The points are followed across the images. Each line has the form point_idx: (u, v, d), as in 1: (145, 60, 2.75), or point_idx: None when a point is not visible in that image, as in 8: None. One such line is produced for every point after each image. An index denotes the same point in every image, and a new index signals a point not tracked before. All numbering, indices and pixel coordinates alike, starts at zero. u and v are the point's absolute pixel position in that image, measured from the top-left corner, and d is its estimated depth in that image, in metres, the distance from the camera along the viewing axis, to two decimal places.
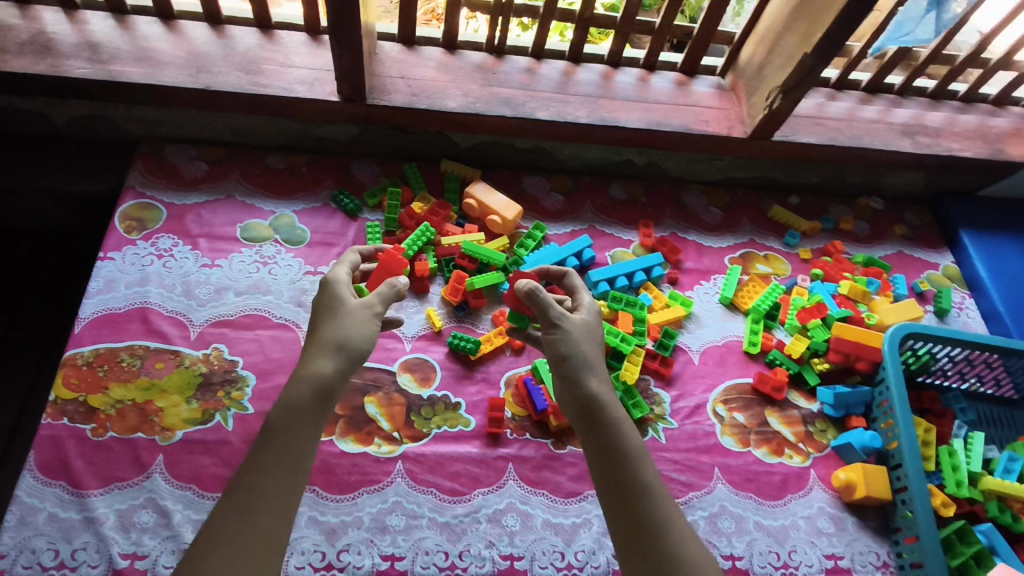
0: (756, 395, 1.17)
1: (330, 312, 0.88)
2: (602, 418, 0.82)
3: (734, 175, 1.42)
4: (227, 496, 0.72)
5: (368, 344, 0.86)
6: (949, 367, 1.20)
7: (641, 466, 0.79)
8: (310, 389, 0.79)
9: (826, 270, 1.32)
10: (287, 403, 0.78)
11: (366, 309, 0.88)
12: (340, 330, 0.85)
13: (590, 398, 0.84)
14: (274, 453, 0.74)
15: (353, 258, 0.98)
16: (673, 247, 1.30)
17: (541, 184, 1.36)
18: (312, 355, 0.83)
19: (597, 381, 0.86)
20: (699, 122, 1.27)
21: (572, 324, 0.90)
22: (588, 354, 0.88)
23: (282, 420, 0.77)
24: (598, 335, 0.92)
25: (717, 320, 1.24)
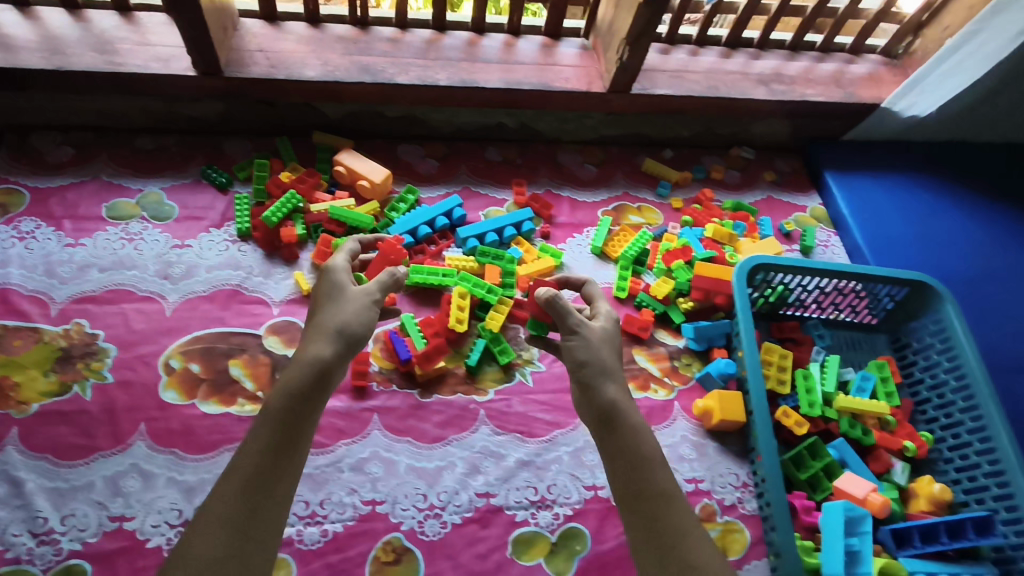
0: (624, 336, 1.21)
1: (332, 300, 0.89)
2: (622, 419, 0.83)
3: (606, 133, 1.47)
4: (225, 483, 0.71)
5: (364, 332, 0.86)
6: (806, 297, 1.26)
7: (661, 474, 0.79)
8: (310, 376, 0.78)
9: (696, 217, 1.38)
10: (287, 388, 0.78)
11: (366, 295, 0.90)
12: (337, 316, 0.86)
13: (611, 401, 0.84)
14: (260, 440, 0.74)
15: (349, 246, 1.02)
16: (545, 203, 1.35)
17: (416, 151, 1.40)
18: (312, 340, 0.84)
19: (615, 387, 0.85)
20: (559, 80, 1.33)
21: (591, 329, 0.91)
22: (607, 361, 0.88)
23: (281, 409, 0.76)
24: (615, 341, 0.93)
25: (588, 269, 1.28)
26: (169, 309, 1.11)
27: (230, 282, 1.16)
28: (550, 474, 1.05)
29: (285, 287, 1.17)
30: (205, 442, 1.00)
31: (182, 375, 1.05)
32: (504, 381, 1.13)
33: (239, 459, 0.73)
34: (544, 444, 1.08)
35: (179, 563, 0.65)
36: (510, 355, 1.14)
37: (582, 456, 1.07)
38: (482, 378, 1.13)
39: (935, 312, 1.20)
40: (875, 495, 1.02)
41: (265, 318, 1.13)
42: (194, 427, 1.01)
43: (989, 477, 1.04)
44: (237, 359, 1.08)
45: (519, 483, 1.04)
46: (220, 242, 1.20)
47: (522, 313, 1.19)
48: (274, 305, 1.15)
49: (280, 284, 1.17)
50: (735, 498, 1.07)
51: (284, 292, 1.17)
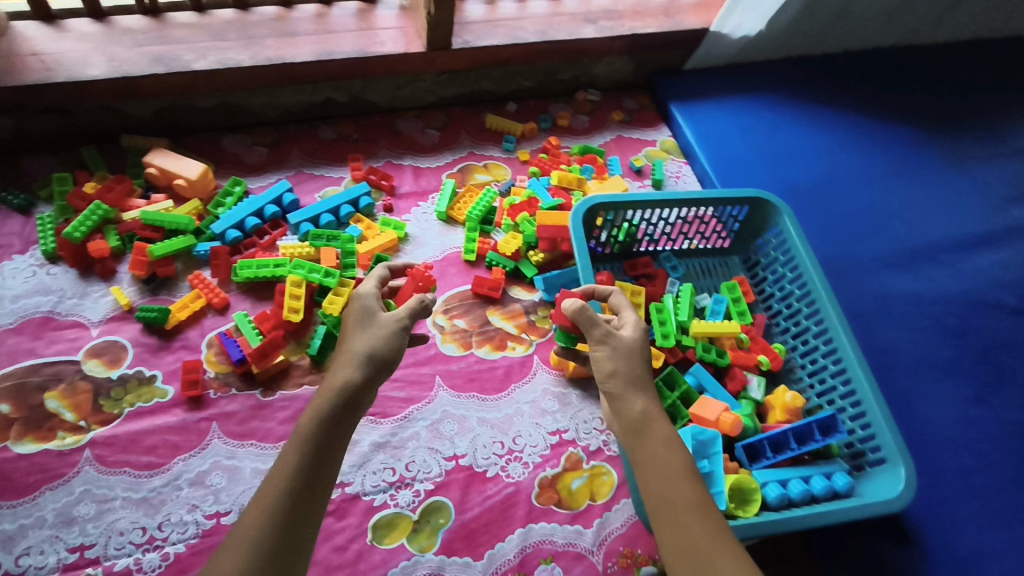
0: (478, 299, 1.19)
1: (360, 325, 0.88)
2: (651, 428, 0.82)
3: (445, 95, 1.42)
4: (254, 508, 0.71)
5: (388, 362, 0.84)
6: (655, 232, 1.27)
7: (686, 485, 0.77)
8: (335, 404, 0.78)
9: (542, 167, 1.37)
10: (317, 413, 0.78)
11: (395, 321, 0.88)
12: (367, 343, 0.84)
13: (637, 411, 0.83)
14: (289, 464, 0.73)
15: (381, 272, 0.97)
16: (384, 174, 1.31)
17: (242, 140, 1.31)
18: (340, 365, 0.84)
19: (643, 398, 0.84)
20: (374, 44, 1.26)
21: (621, 340, 0.87)
22: (639, 373, 0.86)
23: (313, 436, 0.76)
24: (641, 348, 0.88)
25: (436, 237, 1.25)
26: None
27: (40, 310, 1.06)
28: (407, 452, 1.03)
29: (103, 305, 1.08)
30: (22, 485, 0.91)
31: None
32: None
33: (270, 482, 0.73)
34: (399, 422, 1.05)
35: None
36: None
37: (440, 427, 1.06)
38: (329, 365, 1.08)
39: (775, 226, 1.23)
40: (727, 414, 1.03)
41: (83, 342, 1.05)
42: (8, 472, 0.92)
43: (835, 377, 1.08)
44: (53, 390, 0.99)
45: (376, 466, 1.01)
46: (24, 269, 1.10)
47: None
48: (93, 326, 1.06)
49: (98, 303, 1.09)
50: (599, 442, 1.07)
51: (103, 311, 1.08)
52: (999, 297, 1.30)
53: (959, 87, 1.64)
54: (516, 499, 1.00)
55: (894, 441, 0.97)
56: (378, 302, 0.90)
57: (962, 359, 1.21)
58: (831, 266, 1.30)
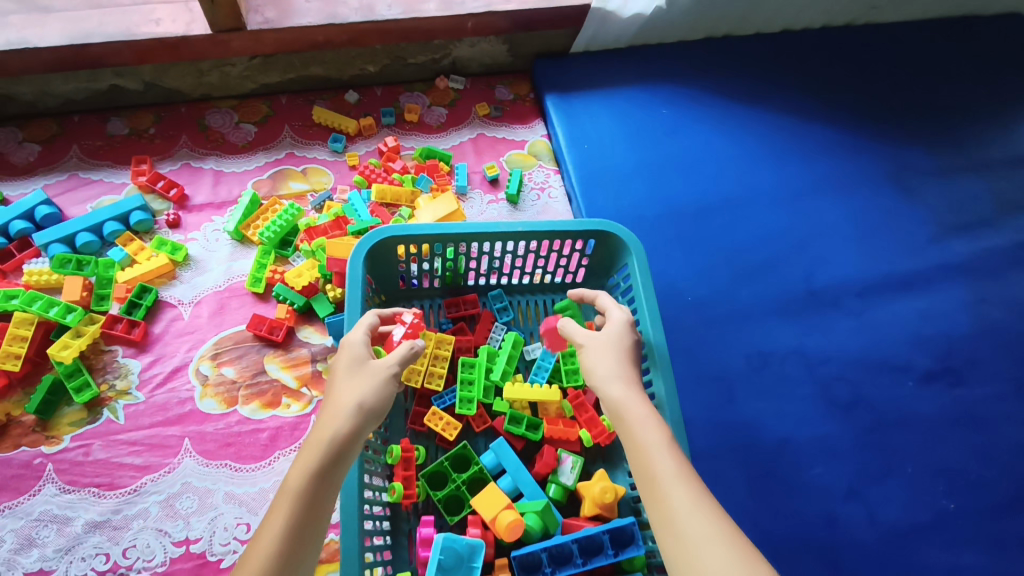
0: (257, 342, 1.01)
1: (346, 372, 0.67)
2: (630, 410, 0.65)
3: (267, 81, 1.19)
4: None
5: (381, 415, 0.65)
6: (484, 265, 1.04)
7: (663, 457, 0.59)
8: (317, 463, 0.59)
9: (370, 176, 1.13)
10: (303, 473, 0.58)
11: (385, 369, 0.68)
12: (357, 391, 0.65)
13: (610, 399, 0.67)
14: (274, 533, 0.54)
15: (370, 319, 0.76)
16: (170, 182, 1.09)
17: (12, 135, 1.12)
18: (320, 421, 0.63)
19: (623, 386, 0.67)
20: (146, 23, 1.05)
21: (598, 338, 0.73)
22: (622, 364, 0.70)
23: (301, 498, 0.56)
24: (628, 342, 0.74)
25: (223, 262, 1.06)
26: None
27: None
28: (129, 534, 0.87)
29: None
30: None
31: None
32: (88, 421, 0.93)
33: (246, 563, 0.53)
34: (126, 497, 0.89)
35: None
36: (90, 389, 0.93)
37: (175, 504, 0.89)
38: (56, 423, 0.93)
39: (624, 266, 0.99)
40: (507, 512, 0.84)
41: None
42: None
43: None
44: None
45: (86, 551, 0.85)
46: None
47: (117, 332, 0.98)
48: None
49: None
50: None
51: None
52: (909, 359, 1.08)
53: (905, 84, 1.37)
54: None
55: (677, 435, 0.82)
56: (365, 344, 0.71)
57: (842, 439, 1.00)
58: (704, 311, 1.07)
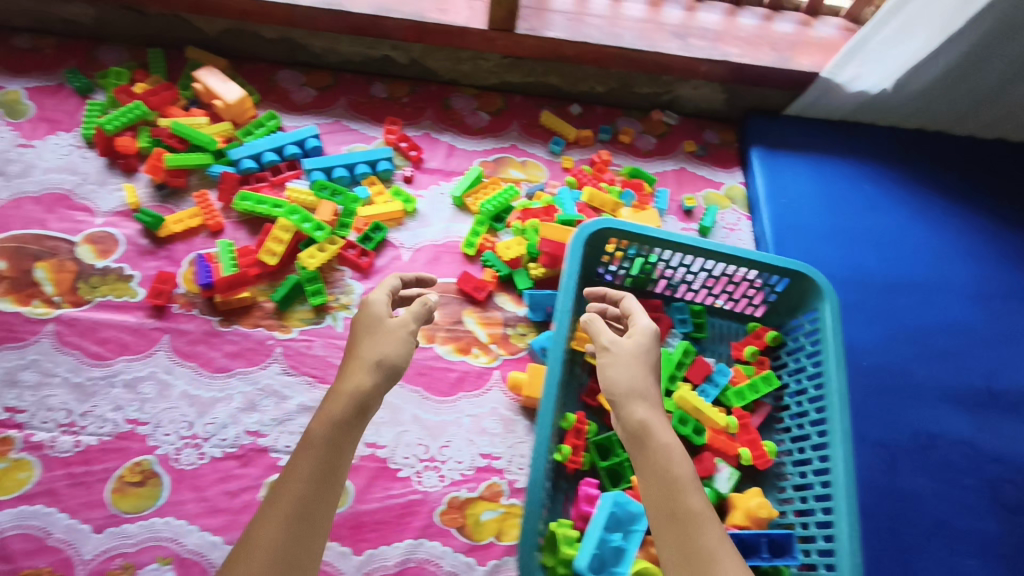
0: (460, 295, 1.12)
1: (368, 330, 0.83)
2: (652, 436, 0.75)
3: (509, 79, 1.34)
4: (267, 514, 0.67)
5: (399, 370, 0.80)
6: (674, 275, 1.12)
7: (691, 492, 0.70)
8: (346, 409, 0.74)
9: (580, 179, 1.25)
10: (328, 417, 0.74)
11: (403, 327, 0.83)
12: (379, 350, 0.80)
13: (641, 417, 0.76)
14: (302, 464, 0.70)
15: (391, 283, 0.92)
16: (414, 145, 1.25)
17: (295, 78, 1.31)
18: (349, 372, 0.78)
19: (646, 407, 0.77)
20: (434, 11, 1.22)
21: (624, 346, 0.82)
22: (643, 381, 0.79)
23: (325, 441, 0.72)
24: (652, 354, 0.83)
25: (443, 221, 1.19)
26: None
27: (62, 186, 1.13)
28: None
29: (115, 198, 1.13)
30: None
31: None
32: (313, 322, 1.08)
33: (281, 494, 0.68)
34: None
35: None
36: (323, 296, 1.08)
37: None
38: (290, 315, 1.07)
39: (813, 310, 1.05)
40: None
41: (85, 227, 1.10)
42: None
43: (818, 501, 0.93)
44: (45, 262, 1.06)
45: (294, 427, 0.99)
46: (65, 146, 1.17)
47: (352, 256, 1.12)
48: (99, 215, 1.12)
49: (110, 195, 1.14)
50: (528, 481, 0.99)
51: (112, 203, 1.13)
52: None
53: None
54: (418, 508, 0.96)
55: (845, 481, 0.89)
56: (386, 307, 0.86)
57: (1004, 539, 0.99)
58: (878, 378, 1.09)
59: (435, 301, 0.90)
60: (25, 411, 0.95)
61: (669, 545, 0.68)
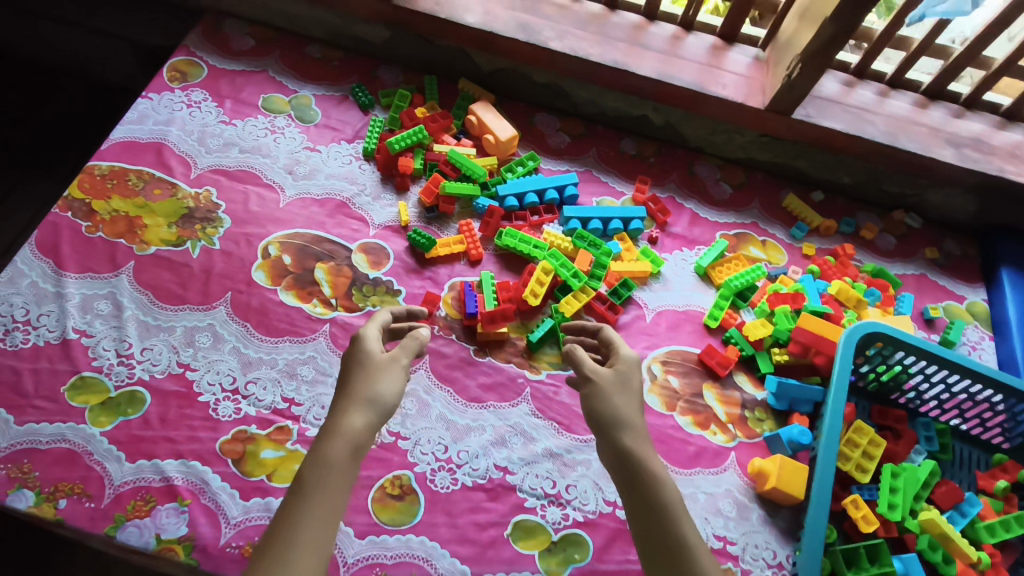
0: (700, 367, 1.12)
1: (358, 367, 0.83)
2: (641, 465, 0.77)
3: (756, 156, 1.35)
4: (260, 551, 0.63)
5: (391, 397, 0.80)
6: (926, 389, 1.09)
7: (682, 516, 0.73)
8: (344, 449, 0.72)
9: (824, 269, 1.24)
10: (322, 453, 0.72)
11: (396, 361, 0.84)
12: (372, 387, 0.80)
13: (629, 447, 0.79)
14: (290, 503, 0.67)
15: (383, 318, 0.93)
16: (663, 208, 1.28)
17: (551, 122, 1.37)
18: (341, 409, 0.77)
19: (634, 436, 0.80)
20: (716, 84, 1.24)
21: (605, 375, 0.87)
22: (630, 410, 0.83)
23: (316, 479, 0.69)
24: (635, 383, 0.88)
25: (686, 288, 1.21)
26: (283, 201, 1.19)
27: (342, 194, 1.21)
28: (574, 474, 1.00)
29: (386, 213, 1.20)
30: (273, 327, 1.06)
31: (275, 262, 1.12)
32: (560, 368, 1.09)
33: (288, 512, 0.66)
34: (578, 443, 1.03)
35: None
36: None
37: None
38: (539, 357, 1.10)
39: None
40: None
41: (360, 236, 1.17)
42: (269, 310, 1.07)
43: None
44: (324, 263, 1.13)
45: (540, 470, 1.00)
46: (345, 155, 1.25)
47: (601, 309, 1.14)
48: (372, 226, 1.18)
49: (383, 209, 1.20)
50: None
51: (384, 218, 1.20)
52: None
53: None
54: None
55: None
56: (377, 344, 0.86)
57: None
58: None
59: (427, 338, 0.90)
60: (301, 403, 1.00)
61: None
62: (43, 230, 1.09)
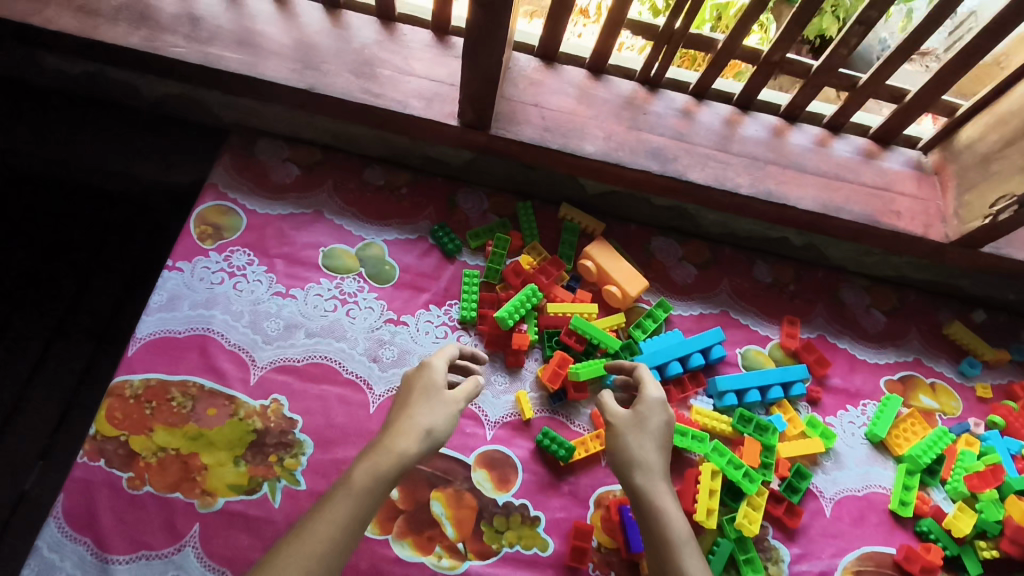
0: (897, 571, 0.95)
1: (422, 395, 0.83)
2: (652, 486, 0.81)
3: (910, 275, 1.16)
4: (287, 551, 0.67)
5: (440, 438, 0.80)
6: None
7: (683, 537, 0.77)
8: (388, 469, 0.75)
9: (1009, 420, 1.08)
10: (375, 470, 0.75)
11: (456, 401, 0.84)
12: (429, 417, 0.81)
13: (640, 487, 0.81)
14: (333, 514, 0.70)
15: (452, 351, 0.90)
16: (821, 357, 1.07)
17: (671, 248, 1.13)
18: (399, 429, 0.79)
19: (654, 483, 0.81)
20: (888, 213, 1.01)
21: (631, 421, 0.86)
22: (651, 453, 0.83)
23: (354, 491, 0.73)
24: (660, 421, 0.86)
25: (862, 463, 1.02)
26: (373, 404, 0.94)
27: None
28: None
29: (502, 405, 0.96)
30: None
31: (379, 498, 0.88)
32: None
33: (320, 509, 0.71)
34: None
35: None
36: (758, 570, 0.90)
37: None
38: None
39: None
40: None
41: (476, 442, 0.94)
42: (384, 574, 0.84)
43: None
44: (440, 491, 0.90)
45: None
46: (439, 326, 1.00)
47: (778, 512, 0.95)
48: (488, 425, 0.95)
49: (497, 399, 0.97)
50: None
51: (501, 411, 0.96)
52: None
53: None
54: None
55: None
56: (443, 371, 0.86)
57: None
58: None
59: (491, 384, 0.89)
60: None
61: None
62: (71, 491, 0.83)
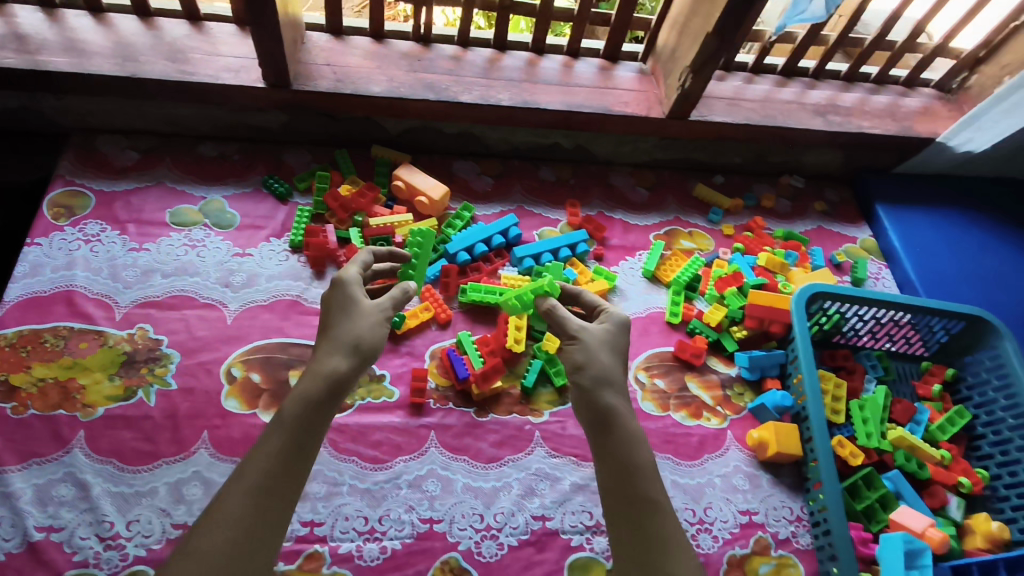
0: (677, 362, 1.22)
1: (342, 312, 0.87)
2: (613, 407, 0.83)
3: (659, 157, 1.48)
4: (240, 486, 0.67)
5: (370, 353, 0.83)
6: (861, 327, 1.27)
7: (644, 468, 0.78)
8: (320, 385, 0.77)
9: (747, 245, 1.39)
10: (304, 395, 0.76)
11: (378, 311, 0.88)
12: (354, 331, 0.84)
13: (608, 404, 0.82)
14: (272, 444, 0.71)
15: (364, 257, 0.99)
16: (599, 225, 1.35)
17: (471, 167, 1.39)
18: (323, 352, 0.82)
19: (613, 393, 0.84)
20: (618, 104, 1.33)
21: (593, 334, 0.90)
22: (610, 368, 0.87)
23: (299, 421, 0.74)
24: (621, 341, 0.92)
25: (640, 293, 1.29)
26: (229, 317, 1.11)
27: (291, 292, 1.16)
28: None
29: None
30: None
31: (243, 384, 1.05)
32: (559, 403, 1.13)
33: (256, 452, 0.71)
34: None
35: (203, 530, 0.64)
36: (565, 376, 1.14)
37: None
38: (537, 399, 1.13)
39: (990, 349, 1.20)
40: (933, 530, 1.03)
41: None
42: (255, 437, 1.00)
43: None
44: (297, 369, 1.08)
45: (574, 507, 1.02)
46: (280, 251, 1.20)
47: None
48: None
49: None
50: (788, 531, 1.05)
51: None
52: None
53: None
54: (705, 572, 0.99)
55: None
56: (361, 291, 0.90)
57: None
58: None
59: (413, 288, 0.94)
60: (324, 522, 0.95)
61: (617, 507, 0.76)
62: None
